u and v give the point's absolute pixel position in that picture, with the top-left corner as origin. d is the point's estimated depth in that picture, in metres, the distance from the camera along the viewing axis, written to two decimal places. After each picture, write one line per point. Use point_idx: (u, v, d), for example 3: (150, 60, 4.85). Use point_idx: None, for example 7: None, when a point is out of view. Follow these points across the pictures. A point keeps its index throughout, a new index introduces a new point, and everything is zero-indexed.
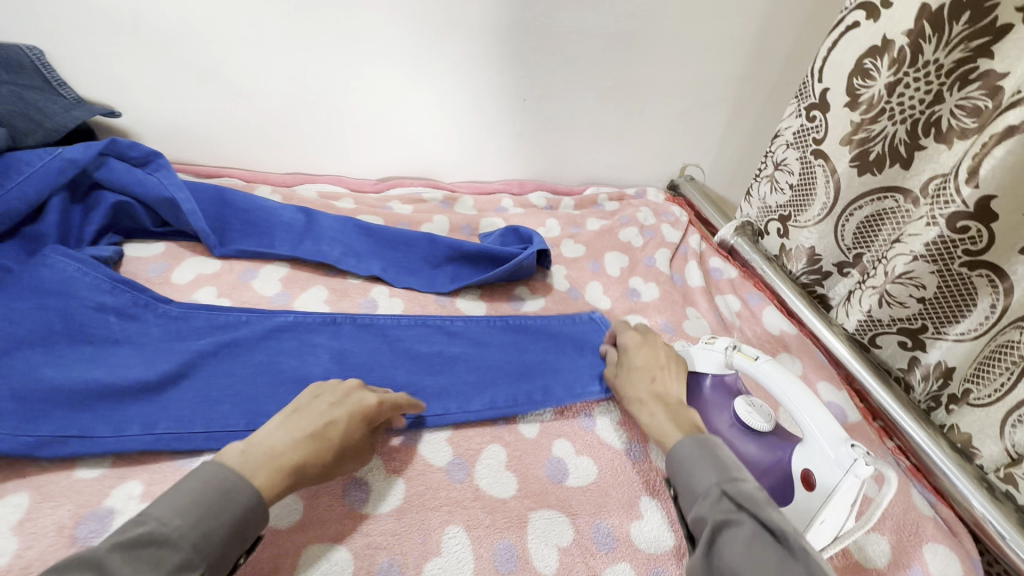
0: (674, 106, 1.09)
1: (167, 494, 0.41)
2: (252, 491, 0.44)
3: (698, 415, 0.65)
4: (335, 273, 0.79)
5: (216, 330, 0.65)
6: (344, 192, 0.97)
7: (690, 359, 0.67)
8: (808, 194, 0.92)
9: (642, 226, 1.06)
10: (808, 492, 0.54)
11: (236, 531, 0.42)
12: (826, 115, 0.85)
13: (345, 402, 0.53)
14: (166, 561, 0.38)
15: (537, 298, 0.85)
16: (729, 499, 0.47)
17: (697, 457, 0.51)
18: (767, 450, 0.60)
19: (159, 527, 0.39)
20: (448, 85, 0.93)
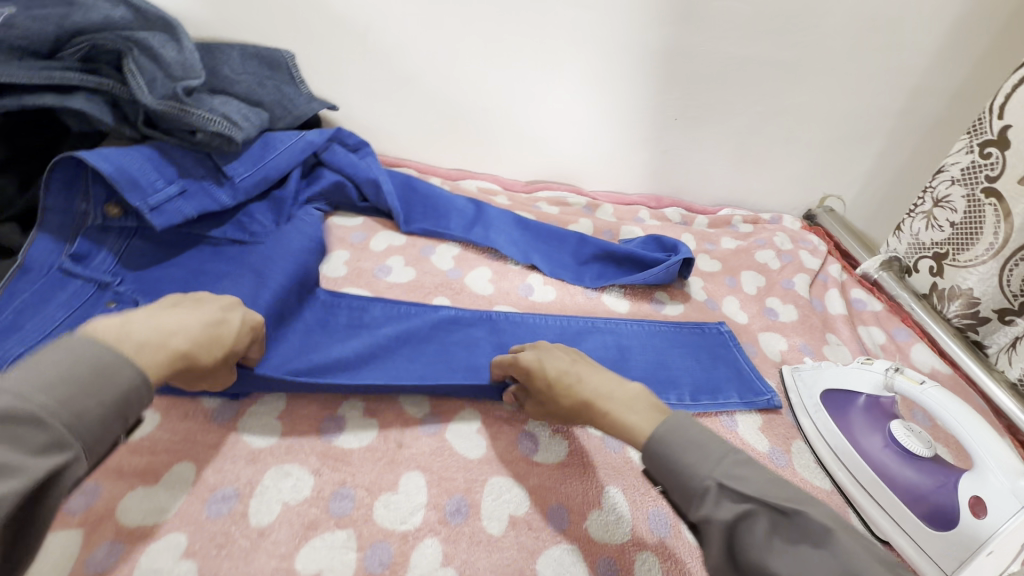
0: (823, 135, 1.09)
1: (18, 373, 0.34)
2: (130, 369, 0.38)
3: (845, 434, 0.65)
4: (497, 257, 0.89)
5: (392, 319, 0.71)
6: (500, 190, 1.08)
7: (845, 377, 0.69)
8: (972, 233, 0.88)
9: (778, 249, 1.06)
10: (976, 519, 0.54)
11: (117, 410, 0.37)
12: (1005, 153, 0.82)
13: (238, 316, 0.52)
14: (28, 442, 0.32)
15: (676, 303, 0.89)
16: (729, 490, 0.40)
17: (682, 447, 0.43)
18: (927, 475, 0.60)
19: (19, 403, 0.32)
20: (605, 100, 1.01)
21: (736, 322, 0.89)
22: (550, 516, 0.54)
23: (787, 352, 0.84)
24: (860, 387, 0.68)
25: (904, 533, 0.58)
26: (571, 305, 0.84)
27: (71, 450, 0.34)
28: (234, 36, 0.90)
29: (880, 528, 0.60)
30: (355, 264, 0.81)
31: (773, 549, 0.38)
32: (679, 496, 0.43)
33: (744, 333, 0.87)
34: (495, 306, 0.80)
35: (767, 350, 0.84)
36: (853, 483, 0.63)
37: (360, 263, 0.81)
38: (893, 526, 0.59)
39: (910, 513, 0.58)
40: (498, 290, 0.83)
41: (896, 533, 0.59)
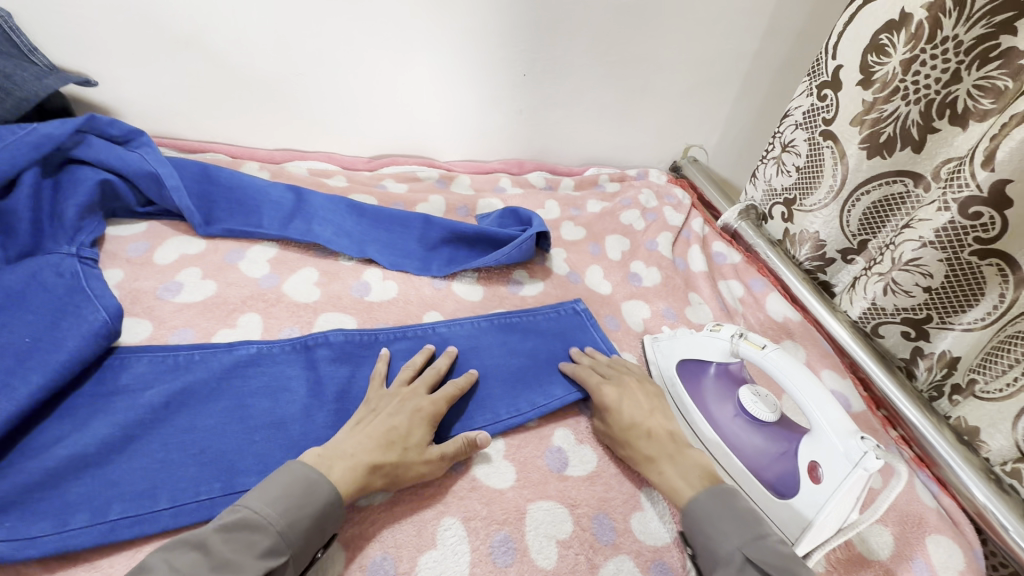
0: (679, 83, 1.05)
1: (260, 486, 0.44)
2: (330, 487, 0.45)
3: (699, 407, 0.63)
4: (326, 254, 0.76)
5: (165, 376, 0.56)
6: (336, 170, 0.94)
7: (697, 346, 0.67)
8: (815, 176, 0.89)
9: (643, 208, 1.03)
10: (814, 485, 0.52)
11: (316, 525, 0.44)
12: (838, 94, 0.82)
13: (404, 410, 0.54)
14: (256, 546, 0.41)
15: (535, 281, 0.82)
16: (754, 568, 0.45)
17: (716, 516, 0.49)
18: (771, 441, 0.59)
19: (253, 513, 0.42)
20: (447, 58, 0.89)
21: (600, 294, 0.84)
22: (370, 573, 0.46)
23: (649, 320, 0.81)
24: (711, 356, 0.65)
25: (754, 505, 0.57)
26: (416, 300, 0.74)
27: (281, 556, 0.42)
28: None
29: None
30: (130, 285, 0.65)
31: None
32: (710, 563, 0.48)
33: (607, 305, 0.82)
34: (320, 314, 0.68)
35: (630, 321, 0.81)
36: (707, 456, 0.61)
37: (137, 284, 0.65)
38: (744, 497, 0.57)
39: (758, 482, 0.57)
40: (326, 293, 0.71)
41: None
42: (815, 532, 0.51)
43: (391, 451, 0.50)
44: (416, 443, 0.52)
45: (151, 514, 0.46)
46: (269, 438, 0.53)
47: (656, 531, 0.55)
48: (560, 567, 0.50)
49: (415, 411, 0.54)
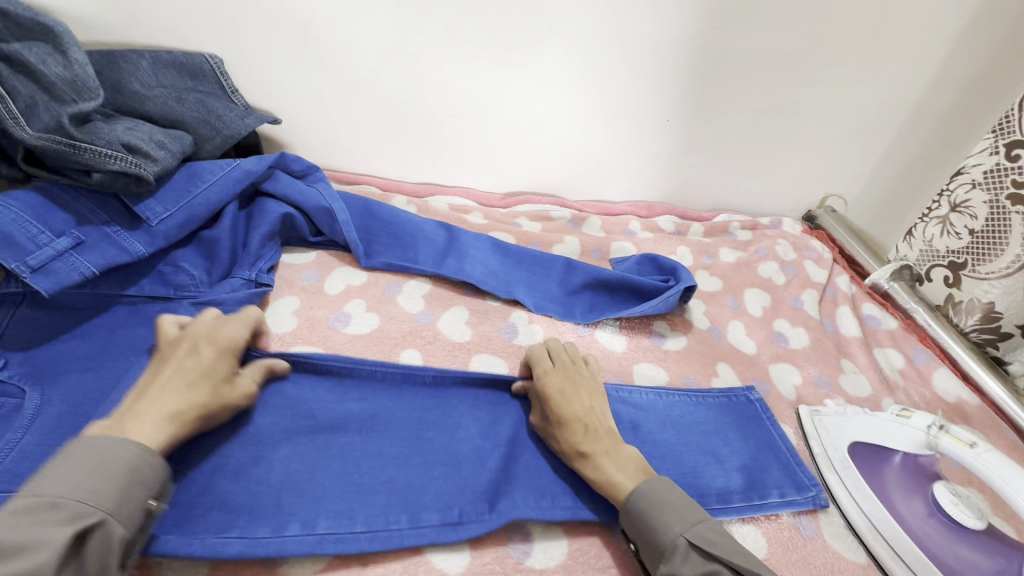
0: (830, 131, 0.99)
1: (45, 472, 0.40)
2: (127, 447, 0.42)
3: (881, 499, 0.58)
4: (475, 293, 0.77)
5: (358, 397, 0.60)
6: (474, 207, 0.97)
7: (877, 432, 0.62)
8: (995, 243, 0.81)
9: (782, 261, 0.98)
10: None
11: (127, 482, 0.41)
12: None
13: (195, 352, 0.51)
14: (55, 518, 0.37)
15: (677, 335, 0.79)
16: (699, 551, 0.47)
17: (658, 508, 0.50)
18: (981, 555, 0.53)
19: (50, 497, 0.38)
20: (595, 104, 0.90)
21: (744, 353, 0.80)
22: None
23: (801, 388, 0.76)
24: (899, 443, 0.60)
25: None
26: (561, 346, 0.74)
27: (95, 518, 0.39)
28: (148, 39, 0.74)
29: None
30: (306, 313, 0.69)
31: None
32: (648, 553, 0.49)
33: (754, 367, 0.78)
34: (473, 355, 0.69)
35: (781, 387, 0.76)
36: (891, 555, 0.55)
37: (312, 312, 0.69)
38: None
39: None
40: (477, 333, 0.72)
41: None
42: None
43: (197, 402, 0.48)
44: (212, 379, 0.50)
45: (350, 536, 0.49)
46: (447, 476, 0.55)
47: None
48: None
49: (194, 351, 0.52)
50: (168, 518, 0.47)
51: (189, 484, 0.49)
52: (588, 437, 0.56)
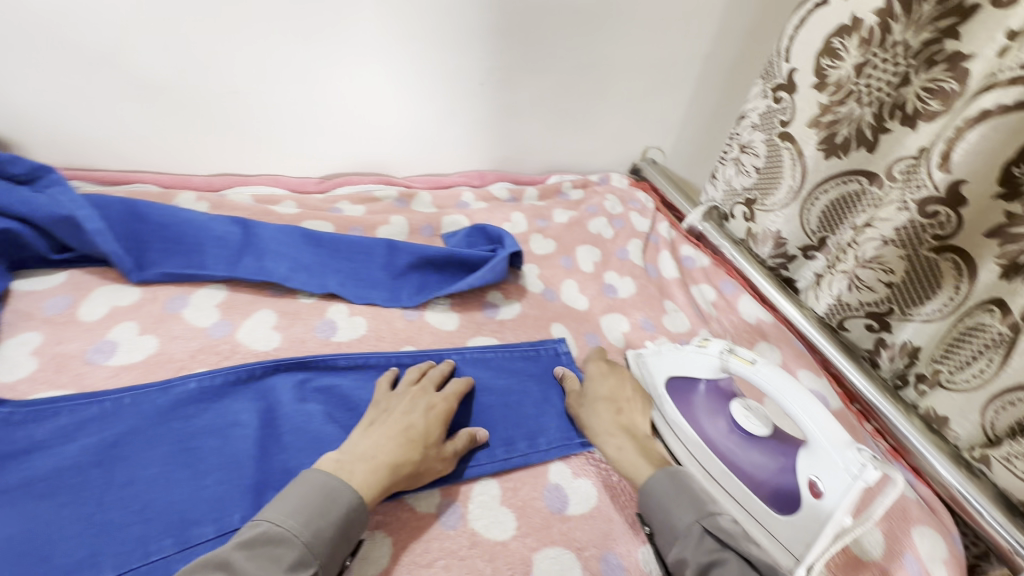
0: (637, 86, 1.04)
1: (280, 499, 0.44)
2: (352, 494, 0.45)
3: (692, 424, 0.62)
4: (283, 293, 0.69)
5: (88, 428, 0.51)
6: (283, 194, 0.86)
7: (682, 363, 0.66)
8: (774, 177, 0.91)
9: (609, 215, 1.01)
10: (814, 500, 0.53)
11: (342, 534, 0.44)
12: (793, 96, 0.84)
13: (417, 408, 0.55)
14: (284, 559, 0.40)
15: (511, 302, 0.79)
16: (711, 535, 0.47)
17: (671, 496, 0.50)
18: (771, 457, 0.58)
19: (275, 526, 0.42)
20: (401, 70, 0.86)
21: (577, 310, 0.82)
22: None
23: (630, 334, 0.79)
24: (701, 372, 0.64)
25: (760, 525, 0.57)
26: (388, 335, 0.69)
27: (312, 567, 0.41)
28: None
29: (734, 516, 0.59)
30: (52, 349, 0.56)
31: None
32: (665, 538, 0.49)
33: (586, 322, 0.80)
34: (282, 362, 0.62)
35: (610, 336, 0.79)
36: (707, 476, 0.61)
37: (60, 346, 0.57)
38: (749, 514, 0.58)
39: (760, 501, 0.57)
40: (287, 337, 0.64)
41: (752, 526, 0.57)
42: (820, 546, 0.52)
43: (408, 450, 0.51)
44: (434, 441, 0.53)
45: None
46: (224, 481, 0.50)
47: None
48: None
49: (428, 408, 0.56)
50: None
51: None
52: (623, 416, 0.60)
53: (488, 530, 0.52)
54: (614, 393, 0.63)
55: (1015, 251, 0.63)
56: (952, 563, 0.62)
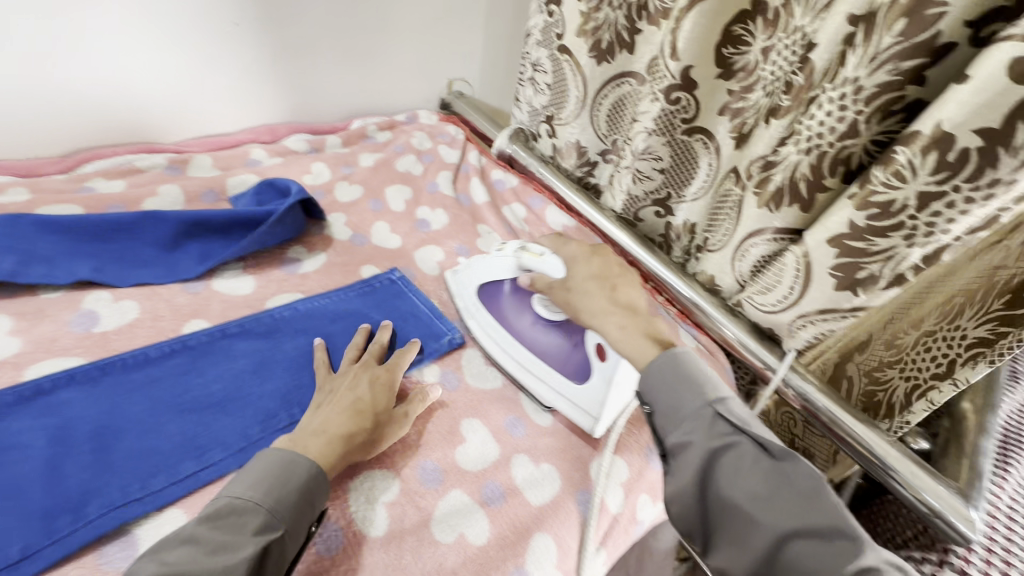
0: (421, 16, 1.01)
1: (239, 475, 0.44)
2: (309, 461, 0.45)
3: (503, 324, 0.68)
4: (20, 292, 0.59)
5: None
6: (8, 181, 0.72)
7: (488, 270, 0.69)
8: (563, 91, 0.95)
9: (418, 151, 1.00)
10: (602, 362, 0.61)
11: (305, 499, 0.44)
12: (561, 9, 0.88)
13: (361, 381, 0.56)
14: (248, 524, 0.41)
15: (315, 255, 0.76)
16: (722, 421, 0.47)
17: (675, 379, 0.50)
18: (566, 336, 0.65)
19: (235, 498, 0.42)
20: (128, 16, 0.74)
21: (389, 250, 0.81)
22: None
23: (444, 262, 0.81)
24: (501, 275, 0.68)
25: (566, 398, 0.62)
26: (168, 313, 0.62)
27: (275, 532, 0.41)
28: None
29: (541, 399, 0.63)
30: None
31: (743, 476, 0.44)
32: (667, 420, 0.50)
33: (399, 259, 0.80)
34: (26, 367, 0.53)
35: (425, 268, 0.80)
36: (516, 369, 0.65)
37: None
38: (555, 394, 0.63)
39: (559, 376, 0.63)
40: (30, 339, 0.55)
41: (558, 400, 0.62)
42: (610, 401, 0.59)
43: (361, 421, 0.51)
44: (382, 407, 0.54)
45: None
46: (1, 512, 0.43)
47: (481, 456, 0.57)
48: (393, 527, 0.49)
49: (373, 380, 0.56)
50: None
51: None
52: (619, 296, 0.57)
53: None
54: (602, 271, 0.59)
55: (740, 123, 0.71)
56: None
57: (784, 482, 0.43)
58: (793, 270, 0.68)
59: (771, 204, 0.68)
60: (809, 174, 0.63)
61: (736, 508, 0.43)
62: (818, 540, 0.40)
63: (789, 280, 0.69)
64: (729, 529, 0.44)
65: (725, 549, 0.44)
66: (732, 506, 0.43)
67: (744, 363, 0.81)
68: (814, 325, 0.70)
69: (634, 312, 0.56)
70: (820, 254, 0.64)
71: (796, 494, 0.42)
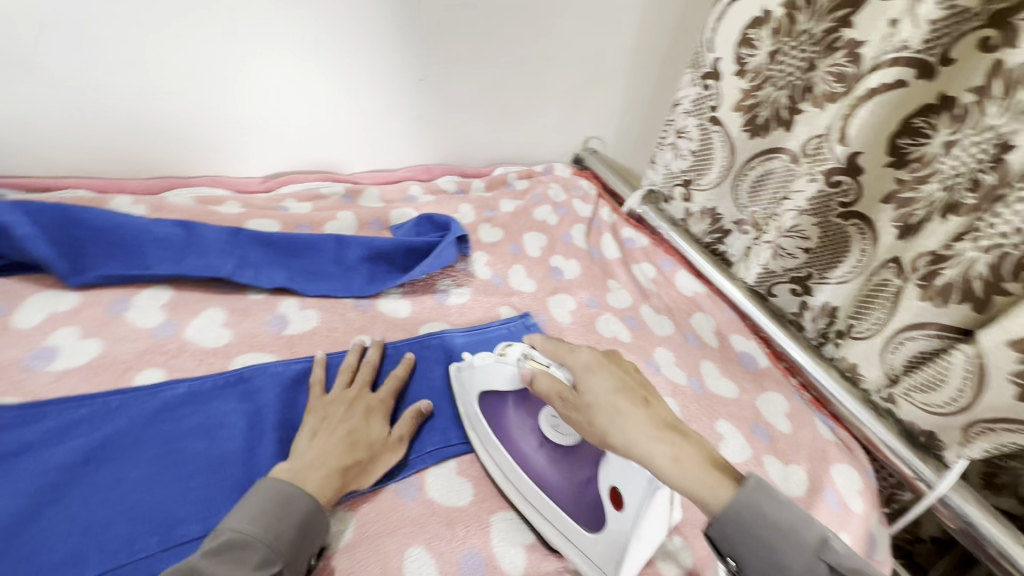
0: (573, 80, 1.07)
1: (237, 507, 0.44)
2: (311, 497, 0.46)
3: (505, 446, 0.57)
4: (233, 289, 0.70)
5: (76, 429, 0.51)
6: (228, 195, 0.86)
7: (487, 380, 0.59)
8: (706, 160, 0.93)
9: (554, 202, 1.05)
10: (616, 511, 0.49)
11: (303, 531, 0.44)
12: (719, 84, 0.86)
13: (356, 413, 0.56)
14: (249, 560, 0.40)
15: (462, 289, 0.82)
16: (818, 563, 0.40)
17: (750, 530, 0.42)
18: (567, 473, 0.54)
19: (234, 532, 0.41)
20: (340, 69, 0.86)
21: (525, 293, 0.85)
22: None
23: (576, 312, 0.84)
24: (500, 384, 0.58)
25: (549, 522, 0.53)
26: (340, 325, 0.70)
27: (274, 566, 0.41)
28: None
29: (552, 540, 0.53)
30: None
31: None
32: (756, 574, 0.42)
33: (535, 302, 0.84)
34: (235, 356, 0.62)
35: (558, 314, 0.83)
36: (505, 480, 0.57)
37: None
38: (557, 532, 0.53)
39: (566, 518, 0.52)
40: (238, 333, 0.65)
41: (544, 526, 0.53)
42: (628, 558, 0.48)
43: (355, 449, 0.52)
44: (377, 436, 0.55)
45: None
46: (208, 481, 0.50)
47: None
48: (529, 570, 0.51)
49: (366, 411, 0.57)
50: None
51: None
52: (648, 404, 0.48)
53: (447, 499, 0.55)
54: (626, 385, 0.49)
55: (907, 213, 0.68)
56: (867, 493, 0.69)
57: None
58: (962, 372, 0.63)
59: (939, 299, 0.64)
60: (985, 275, 0.60)
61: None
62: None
63: (957, 381, 0.64)
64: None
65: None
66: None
67: (886, 464, 0.74)
68: (994, 435, 0.63)
69: (680, 430, 0.47)
70: (998, 359, 0.59)
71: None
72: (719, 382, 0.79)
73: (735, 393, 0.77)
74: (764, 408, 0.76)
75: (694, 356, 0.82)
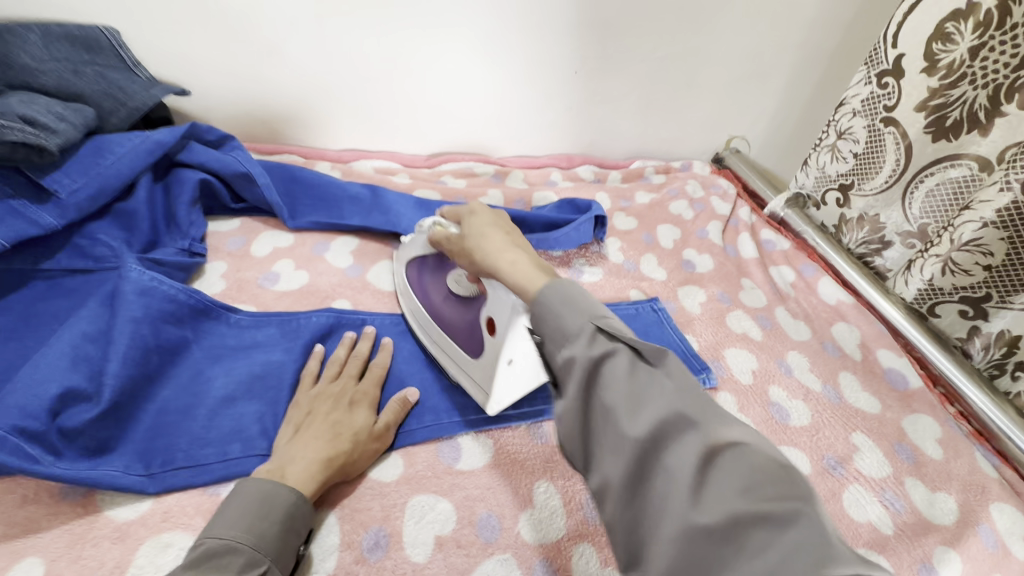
0: (726, 76, 1.06)
1: (219, 516, 0.44)
2: (289, 493, 0.46)
3: (419, 297, 0.66)
4: (403, 244, 0.82)
5: (289, 337, 0.64)
6: (399, 168, 1.00)
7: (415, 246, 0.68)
8: (875, 160, 0.86)
9: (691, 198, 1.05)
10: (491, 336, 0.58)
11: (288, 526, 0.45)
12: (900, 82, 0.79)
13: (338, 405, 0.56)
14: (232, 565, 0.41)
15: (594, 269, 0.87)
16: (605, 335, 0.38)
17: (563, 304, 0.40)
18: (462, 313, 0.62)
19: (217, 541, 0.42)
20: (506, 59, 0.94)
21: (655, 280, 0.88)
22: (480, 527, 0.51)
23: (705, 304, 0.85)
24: (421, 252, 0.66)
25: (461, 370, 0.62)
26: None
27: (263, 564, 0.42)
28: (46, 17, 0.74)
29: (451, 373, 0.63)
30: (235, 275, 0.71)
31: (625, 391, 0.35)
32: (554, 343, 0.39)
33: (664, 290, 0.86)
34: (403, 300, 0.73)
35: (687, 304, 0.84)
36: (433, 343, 0.65)
37: (241, 274, 0.71)
38: (457, 367, 0.62)
39: (461, 353, 0.61)
40: None
41: (457, 372, 0.62)
42: (500, 377, 0.57)
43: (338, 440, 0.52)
44: (361, 427, 0.54)
45: None
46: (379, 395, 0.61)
47: None
48: None
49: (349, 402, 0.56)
50: (100, 455, 0.49)
51: (116, 423, 0.51)
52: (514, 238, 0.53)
53: None
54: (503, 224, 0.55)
55: None
56: None
57: (676, 393, 0.34)
58: None
59: None
60: None
61: (611, 409, 0.35)
62: (676, 442, 0.32)
63: None
64: (607, 441, 0.35)
65: (607, 456, 0.35)
66: (618, 420, 0.34)
67: None
68: None
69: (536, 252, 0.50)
70: None
71: (636, 374, 0.36)
72: (860, 395, 0.74)
73: (877, 410, 0.73)
74: (911, 429, 0.71)
75: (831, 365, 0.78)
